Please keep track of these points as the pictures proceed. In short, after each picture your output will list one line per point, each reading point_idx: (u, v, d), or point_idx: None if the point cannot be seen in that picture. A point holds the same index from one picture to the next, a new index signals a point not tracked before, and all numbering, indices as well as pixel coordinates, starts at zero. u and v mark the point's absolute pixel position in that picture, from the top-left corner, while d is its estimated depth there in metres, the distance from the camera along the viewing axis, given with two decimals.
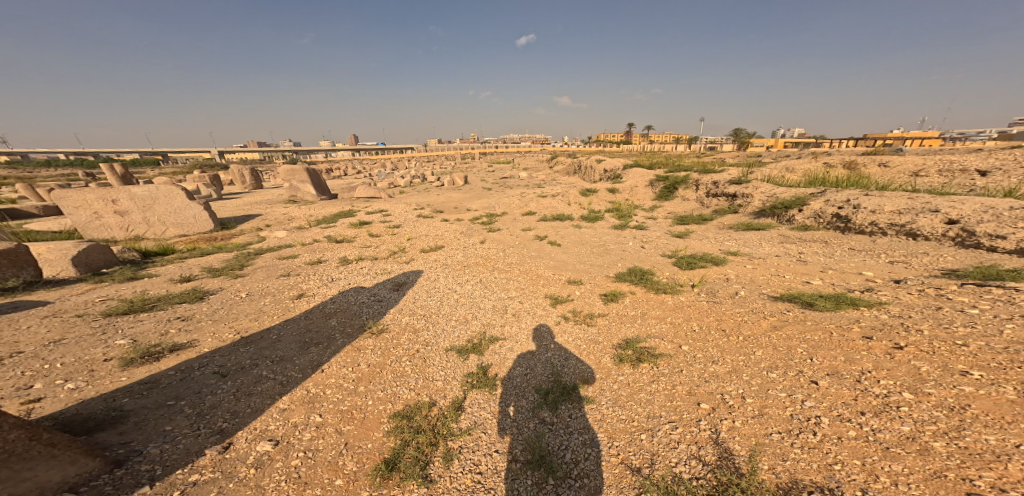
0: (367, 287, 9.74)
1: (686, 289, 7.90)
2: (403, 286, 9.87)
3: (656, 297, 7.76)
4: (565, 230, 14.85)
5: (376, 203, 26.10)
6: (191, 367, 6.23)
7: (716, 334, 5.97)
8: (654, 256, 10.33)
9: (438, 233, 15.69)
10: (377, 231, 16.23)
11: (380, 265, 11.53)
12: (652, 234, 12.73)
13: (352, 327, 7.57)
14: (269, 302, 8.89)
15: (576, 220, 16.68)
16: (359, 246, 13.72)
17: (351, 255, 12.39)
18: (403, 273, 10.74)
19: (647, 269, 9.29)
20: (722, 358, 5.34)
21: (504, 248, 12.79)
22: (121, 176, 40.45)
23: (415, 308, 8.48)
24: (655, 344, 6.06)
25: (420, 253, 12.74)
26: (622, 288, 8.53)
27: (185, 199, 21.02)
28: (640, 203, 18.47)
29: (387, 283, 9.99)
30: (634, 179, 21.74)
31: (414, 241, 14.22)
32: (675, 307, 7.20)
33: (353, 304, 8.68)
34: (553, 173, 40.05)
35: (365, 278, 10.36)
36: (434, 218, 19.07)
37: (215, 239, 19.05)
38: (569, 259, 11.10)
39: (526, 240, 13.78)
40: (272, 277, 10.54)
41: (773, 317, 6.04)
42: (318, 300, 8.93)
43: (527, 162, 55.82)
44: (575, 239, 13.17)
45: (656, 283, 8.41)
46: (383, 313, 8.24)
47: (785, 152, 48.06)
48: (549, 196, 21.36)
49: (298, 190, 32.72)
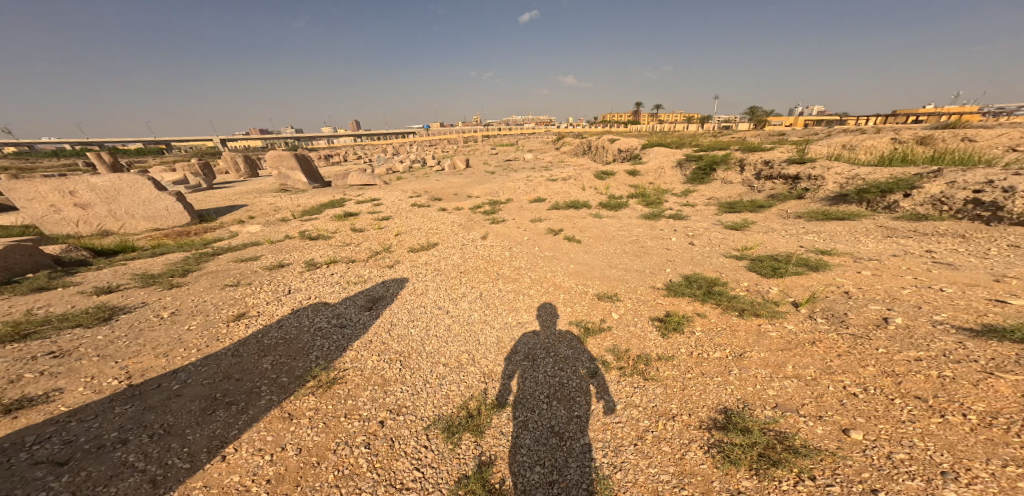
0: (333, 303, 7.38)
1: (786, 315, 5.37)
2: (379, 301, 7.48)
3: (747, 325, 5.37)
4: (585, 221, 12.25)
5: (368, 191, 23.57)
6: (18, 445, 3.94)
7: (906, 408, 3.55)
8: (714, 257, 7.75)
9: (431, 226, 13.20)
10: (361, 225, 13.76)
11: (357, 270, 9.11)
12: (698, 226, 10.07)
13: (290, 376, 5.24)
14: (192, 324, 6.50)
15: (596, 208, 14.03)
16: (336, 243, 11.29)
17: (324, 257, 9.98)
18: (383, 283, 8.34)
19: (714, 277, 6.76)
20: (964, 471, 2.87)
21: (512, 246, 10.27)
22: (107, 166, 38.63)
23: (397, 341, 6.12)
24: (798, 425, 3.70)
25: (409, 253, 10.31)
26: (682, 310, 6.07)
27: (153, 190, 18.76)
28: (669, 187, 15.66)
29: (356, 298, 7.58)
30: (660, 160, 18.80)
31: (404, 238, 11.77)
32: (788, 345, 4.80)
33: (304, 333, 6.28)
34: (559, 155, 36.85)
35: (334, 290, 7.95)
36: (428, 208, 16.49)
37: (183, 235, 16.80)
38: (596, 261, 8.59)
39: (539, 234, 11.22)
40: (215, 285, 8.09)
41: (1013, 378, 3.53)
42: (260, 326, 6.51)
43: (532, 144, 52.79)
44: (600, 233, 10.58)
45: (736, 301, 5.91)
46: (342, 349, 5.90)
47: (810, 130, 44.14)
48: (559, 180, 18.58)
49: (286, 178, 30.27)
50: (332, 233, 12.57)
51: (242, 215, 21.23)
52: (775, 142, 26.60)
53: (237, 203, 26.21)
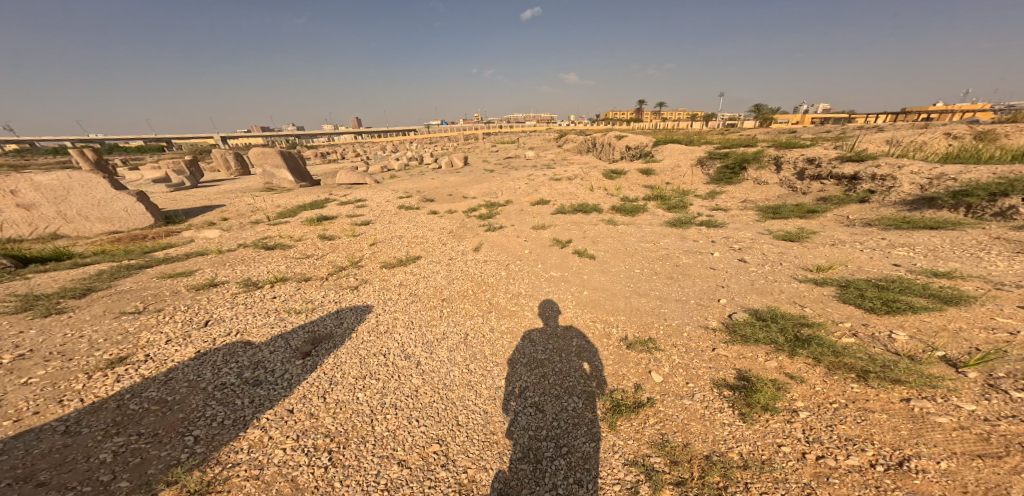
0: (254, 346, 5.61)
1: (949, 386, 3.50)
2: (316, 344, 5.68)
3: (890, 401, 3.52)
4: (596, 229, 10.30)
5: (355, 190, 21.62)
6: None
7: None
8: (779, 282, 5.79)
9: (415, 233, 11.25)
10: (333, 231, 11.76)
11: (308, 295, 7.20)
12: (739, 236, 8.10)
13: (129, 481, 3.46)
14: (37, 374, 4.60)
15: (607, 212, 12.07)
16: (295, 255, 9.36)
17: (272, 275, 8.06)
18: (330, 314, 6.50)
19: (797, 316, 4.88)
20: None
21: (510, 263, 8.33)
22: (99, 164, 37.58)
23: (340, 422, 4.33)
24: None
25: (383, 270, 8.39)
26: (766, 373, 4.18)
27: (110, 188, 17.08)
28: (690, 187, 13.64)
29: (287, 340, 5.78)
30: (677, 157, 16.81)
31: (380, 248, 9.80)
32: (990, 450, 2.92)
33: (190, 396, 4.55)
34: (563, 153, 34.64)
35: (262, 327, 6.08)
36: (414, 211, 14.49)
37: (137, 240, 14.94)
38: (618, 285, 6.66)
39: (539, 247, 9.26)
40: (104, 314, 6.15)
41: None
42: (135, 379, 4.70)
43: (534, 141, 50.88)
44: (616, 246, 8.61)
45: (849, 358, 4.04)
46: (236, 436, 4.10)
47: (825, 128, 41.78)
48: (563, 179, 16.55)
49: (271, 175, 27.51)
50: (294, 242, 10.60)
51: (215, 216, 19.34)
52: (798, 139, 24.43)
53: (214, 203, 24.22)
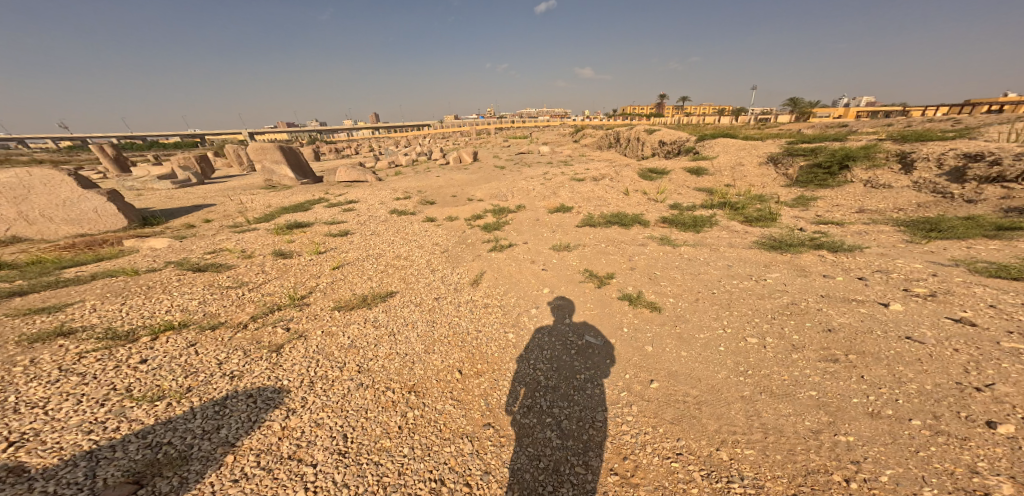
0: (22, 483, 3.04)
1: None
2: (144, 484, 3.17)
3: None
4: (645, 253, 7.29)
5: (354, 188, 18.92)
6: None
7: None
8: None
9: (399, 253, 8.54)
10: (293, 246, 9.09)
11: (189, 361, 4.67)
12: (888, 281, 5.18)
13: None
14: None
15: (654, 223, 9.03)
16: (229, 283, 6.82)
17: (159, 319, 5.44)
18: (202, 411, 3.99)
19: None
20: None
21: (546, 310, 5.86)
22: (115, 159, 36.97)
23: None
24: None
25: (341, 320, 5.83)
26: None
27: (76, 186, 14.75)
28: (763, 191, 10.35)
29: (93, 469, 3.22)
30: (734, 153, 13.56)
31: (345, 278, 7.17)
32: None
33: None
34: (581, 149, 31.07)
35: (66, 435, 3.49)
36: (404, 218, 11.72)
37: (89, 246, 12.70)
38: (726, 376, 4.24)
39: (561, 289, 6.34)
40: None
41: None
42: None
43: (551, 136, 47.74)
44: (694, 287, 5.89)
45: None
46: None
47: (881, 122, 37.04)
48: (588, 179, 13.42)
49: (271, 172, 24.54)
50: (227, 263, 7.89)
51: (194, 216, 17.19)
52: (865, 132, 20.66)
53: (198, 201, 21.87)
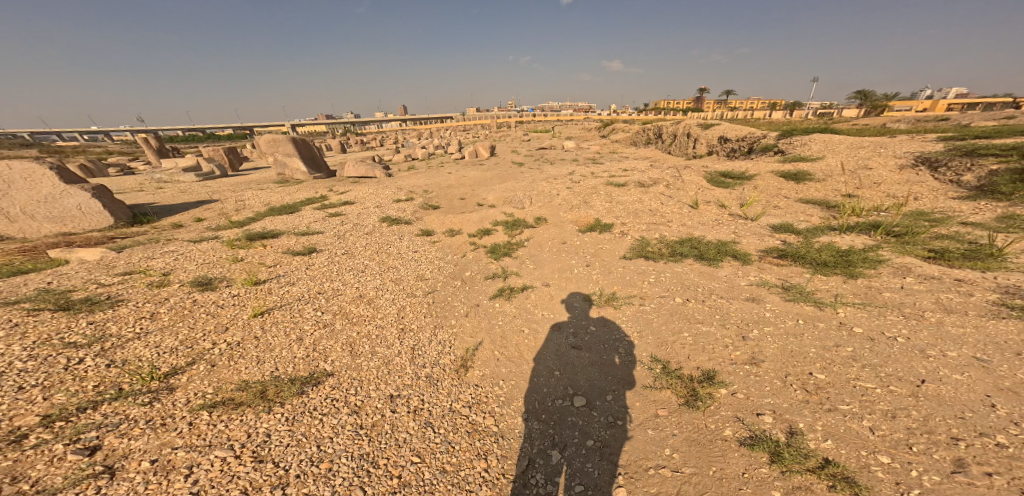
0: None
1: None
2: None
3: None
4: (773, 322, 4.25)
5: (357, 186, 16.77)
6: None
7: None
8: None
9: (363, 290, 5.94)
10: (227, 270, 6.62)
11: None
12: None
13: None
14: None
15: (755, 253, 5.80)
16: (80, 340, 4.32)
17: None
18: None
19: None
20: None
21: (617, 466, 3.22)
22: (157, 152, 37.45)
23: None
24: None
25: (204, 438, 3.42)
26: None
27: (58, 181, 12.54)
28: (925, 202, 6.74)
29: None
30: (844, 148, 9.89)
31: (262, 339, 4.79)
32: None
33: None
34: (612, 145, 27.40)
35: None
36: (390, 228, 9.13)
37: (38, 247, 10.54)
38: None
39: (649, 410, 3.62)
40: None
41: None
42: None
43: (576, 130, 44.58)
44: (936, 427, 2.80)
45: None
46: None
47: (986, 114, 30.61)
48: (631, 183, 10.22)
49: (284, 166, 22.97)
50: (118, 294, 5.49)
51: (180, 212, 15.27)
52: (997, 125, 15.84)
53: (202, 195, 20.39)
